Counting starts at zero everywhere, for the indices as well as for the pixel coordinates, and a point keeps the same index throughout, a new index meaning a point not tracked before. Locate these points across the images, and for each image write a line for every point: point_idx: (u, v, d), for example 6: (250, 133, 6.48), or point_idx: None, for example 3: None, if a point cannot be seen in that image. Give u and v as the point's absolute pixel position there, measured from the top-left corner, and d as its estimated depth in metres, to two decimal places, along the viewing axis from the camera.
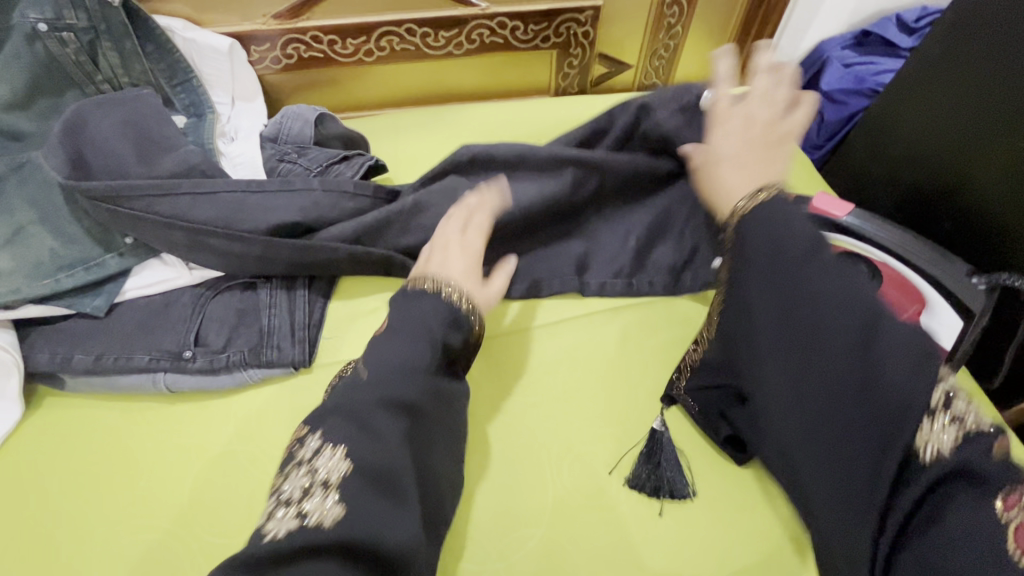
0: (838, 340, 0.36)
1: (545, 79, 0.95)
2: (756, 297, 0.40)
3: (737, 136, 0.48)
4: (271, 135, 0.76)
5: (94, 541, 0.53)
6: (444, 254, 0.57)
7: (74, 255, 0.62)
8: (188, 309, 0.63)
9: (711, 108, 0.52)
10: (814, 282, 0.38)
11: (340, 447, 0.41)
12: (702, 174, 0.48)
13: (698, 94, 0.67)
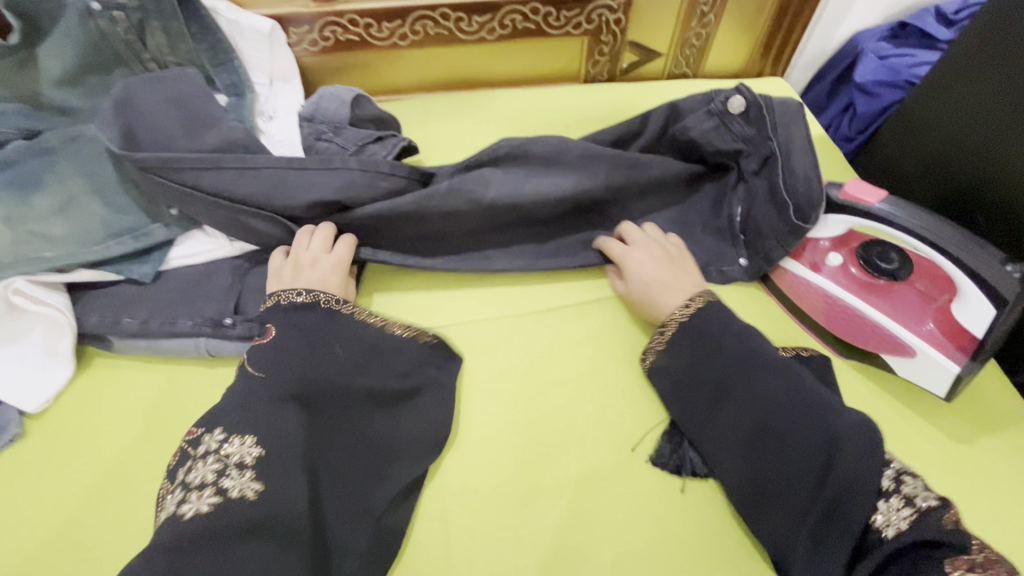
0: (801, 457, 0.51)
1: (574, 66, 0.96)
2: (727, 407, 0.55)
3: (650, 279, 0.64)
4: (308, 115, 0.77)
5: (137, 492, 0.56)
6: (309, 269, 0.62)
7: (122, 225, 0.65)
8: (230, 279, 0.66)
9: (626, 252, 0.66)
10: (771, 386, 0.54)
11: (246, 437, 0.49)
12: (645, 299, 0.64)
13: (727, 95, 0.69)
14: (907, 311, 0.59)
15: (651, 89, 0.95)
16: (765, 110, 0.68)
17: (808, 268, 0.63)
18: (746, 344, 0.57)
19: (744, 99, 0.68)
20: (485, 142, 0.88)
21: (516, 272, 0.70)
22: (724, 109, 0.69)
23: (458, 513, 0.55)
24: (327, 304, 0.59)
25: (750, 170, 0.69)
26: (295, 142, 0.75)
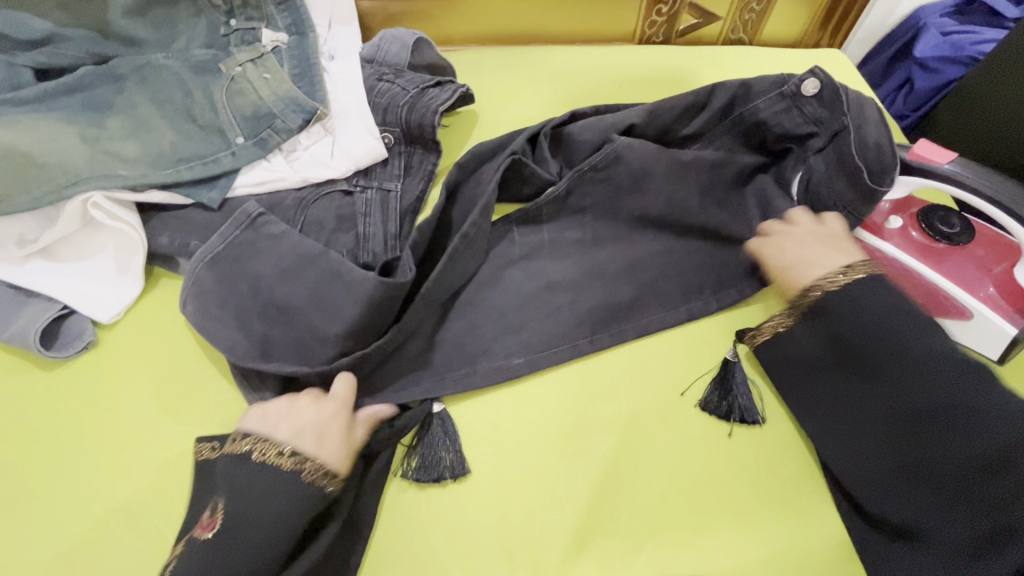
0: (965, 453, 0.46)
1: (631, 25, 0.95)
2: (876, 389, 0.51)
3: (797, 259, 0.58)
4: (370, 57, 0.78)
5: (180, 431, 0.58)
6: (296, 416, 0.52)
7: (191, 150, 0.67)
8: (293, 210, 0.67)
9: (778, 237, 0.62)
10: (945, 378, 0.48)
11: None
12: (784, 277, 0.57)
13: (801, 78, 0.69)
14: (966, 276, 0.60)
15: (708, 53, 0.94)
16: (839, 92, 0.67)
17: (872, 236, 0.64)
18: (914, 329, 0.50)
19: (819, 81, 0.68)
20: (539, 95, 0.88)
21: (574, 222, 0.70)
22: (797, 91, 0.69)
23: (510, 440, 0.57)
24: (307, 476, 0.49)
25: (814, 147, 0.70)
26: (357, 82, 0.75)
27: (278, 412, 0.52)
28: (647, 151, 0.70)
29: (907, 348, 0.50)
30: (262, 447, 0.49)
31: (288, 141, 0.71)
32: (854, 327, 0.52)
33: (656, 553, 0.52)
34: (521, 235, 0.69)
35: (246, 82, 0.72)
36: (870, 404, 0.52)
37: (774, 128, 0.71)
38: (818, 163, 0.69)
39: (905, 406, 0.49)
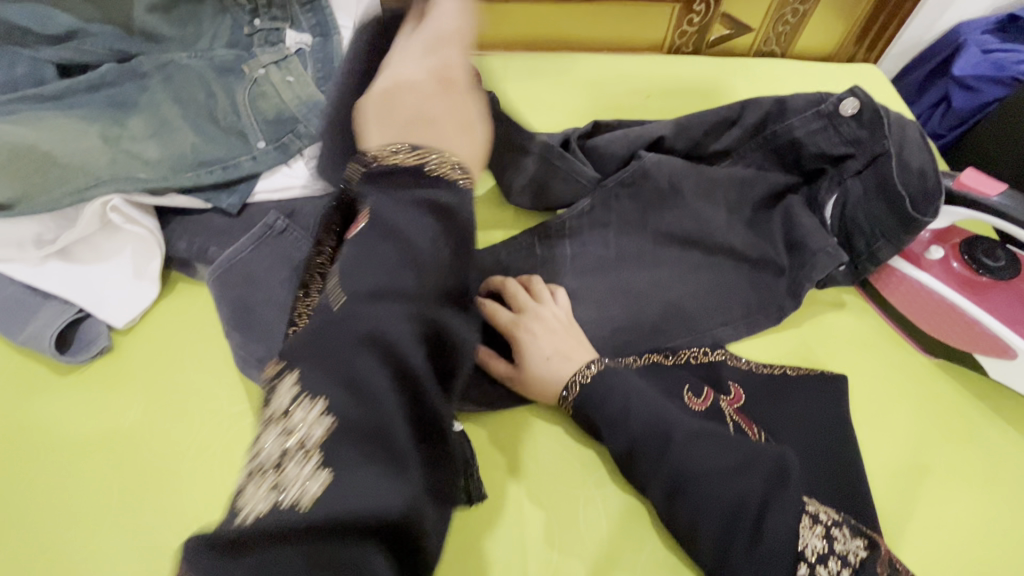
0: (713, 519, 0.47)
1: (661, 35, 0.93)
2: (648, 480, 0.51)
3: (551, 350, 0.56)
4: None
5: (191, 446, 0.57)
6: (404, 115, 0.39)
7: (212, 154, 0.66)
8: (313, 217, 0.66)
9: (514, 297, 0.60)
10: (651, 446, 0.50)
11: (319, 400, 0.28)
12: (527, 357, 0.56)
13: (839, 97, 0.66)
14: (1011, 312, 0.58)
15: (738, 65, 0.92)
16: (881, 113, 0.64)
17: (910, 266, 0.62)
18: (611, 401, 0.52)
19: (859, 101, 0.65)
20: (564, 104, 0.86)
21: (598, 238, 0.68)
22: (835, 110, 0.66)
23: (526, 466, 0.56)
24: (434, 167, 0.36)
25: (852, 170, 0.67)
26: None
27: (389, 97, 0.40)
28: (677, 167, 0.68)
29: (620, 425, 0.51)
30: (381, 145, 0.37)
31: (310, 147, 0.69)
32: (595, 417, 0.53)
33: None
34: (544, 250, 0.67)
35: (268, 84, 0.71)
36: (658, 500, 0.50)
37: (808, 148, 0.69)
38: (852, 185, 0.67)
39: (654, 488, 0.50)
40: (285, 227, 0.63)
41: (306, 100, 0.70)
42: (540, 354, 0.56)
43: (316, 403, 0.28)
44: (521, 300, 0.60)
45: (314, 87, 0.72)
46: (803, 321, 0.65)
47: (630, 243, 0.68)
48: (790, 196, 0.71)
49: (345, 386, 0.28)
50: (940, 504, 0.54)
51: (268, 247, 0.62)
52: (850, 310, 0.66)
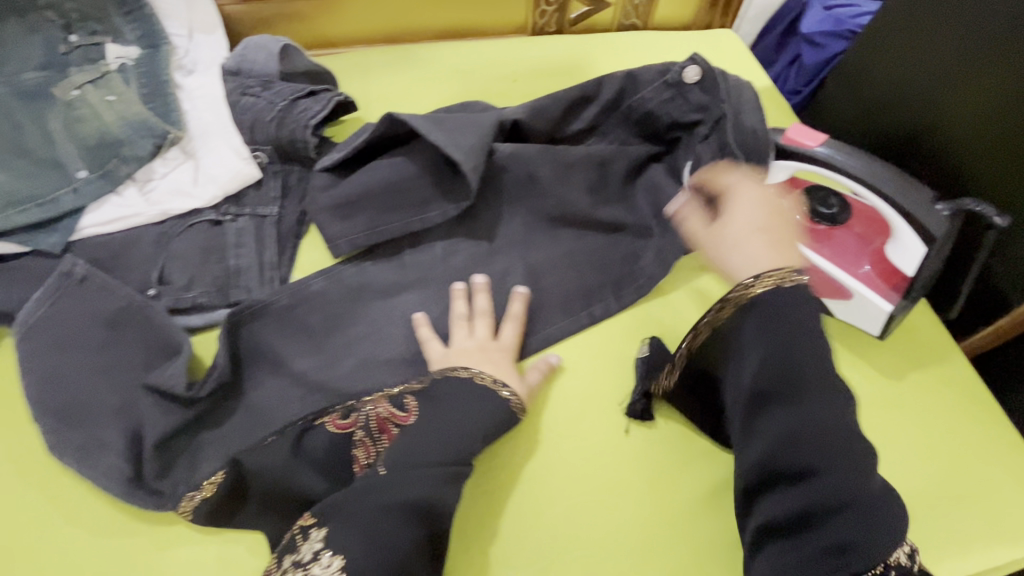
0: (822, 490, 0.44)
1: (522, 17, 0.92)
2: (752, 426, 0.48)
3: (765, 244, 0.52)
4: (233, 68, 0.71)
5: (30, 519, 0.51)
6: (484, 355, 0.58)
7: (23, 192, 0.59)
8: (153, 247, 0.61)
9: (736, 189, 0.58)
10: (803, 397, 0.46)
11: (339, 555, 0.45)
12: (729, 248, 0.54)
13: (682, 66, 0.69)
14: (844, 255, 0.62)
15: (601, 41, 0.92)
16: (720, 77, 0.67)
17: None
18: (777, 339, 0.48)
19: (700, 68, 0.68)
20: (430, 97, 0.84)
21: (467, 235, 0.67)
22: (680, 79, 0.69)
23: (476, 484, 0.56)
24: (484, 379, 0.55)
25: (700, 136, 0.69)
26: (218, 96, 0.69)
27: (452, 349, 0.59)
28: (533, 155, 0.67)
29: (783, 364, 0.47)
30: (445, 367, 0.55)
31: (141, 170, 0.64)
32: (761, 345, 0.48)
33: (647, 499, 0.56)
34: (412, 255, 0.65)
35: (86, 106, 0.64)
36: (765, 450, 0.46)
37: (662, 118, 0.70)
38: (700, 148, 0.68)
39: (764, 437, 0.47)
40: (85, 275, 0.57)
41: (131, 119, 0.64)
42: (747, 227, 0.54)
43: (335, 558, 0.44)
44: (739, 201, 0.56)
45: (136, 104, 0.65)
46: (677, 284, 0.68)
47: (502, 236, 0.67)
48: (654, 167, 0.72)
49: (368, 539, 0.45)
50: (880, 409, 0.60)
51: (73, 297, 0.56)
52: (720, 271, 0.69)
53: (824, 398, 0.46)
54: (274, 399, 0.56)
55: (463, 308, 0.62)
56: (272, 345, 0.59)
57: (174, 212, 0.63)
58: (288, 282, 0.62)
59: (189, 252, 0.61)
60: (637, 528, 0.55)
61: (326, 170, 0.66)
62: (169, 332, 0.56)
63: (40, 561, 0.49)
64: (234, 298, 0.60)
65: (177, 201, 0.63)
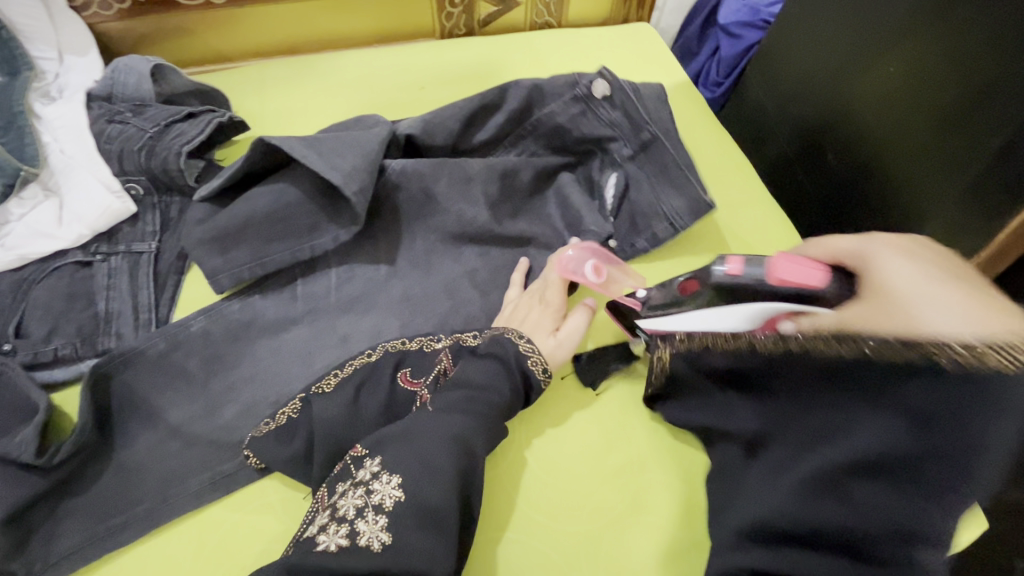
0: None
1: (428, 21, 0.88)
2: (868, 484, 0.41)
3: (962, 301, 0.41)
4: (104, 93, 0.66)
5: None
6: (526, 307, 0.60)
7: None
8: (10, 297, 0.56)
9: (871, 252, 0.45)
10: (928, 475, 0.39)
11: (395, 477, 0.45)
12: (916, 314, 0.41)
13: (591, 80, 0.66)
14: None
15: (512, 42, 0.89)
16: (628, 91, 0.66)
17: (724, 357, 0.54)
18: (929, 398, 0.40)
19: (607, 82, 0.66)
20: (331, 111, 0.79)
21: (363, 259, 0.63)
22: (588, 93, 0.67)
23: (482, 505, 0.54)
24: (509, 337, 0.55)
25: (623, 155, 0.67)
26: (81, 124, 0.63)
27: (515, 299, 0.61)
28: (428, 172, 0.64)
29: (931, 430, 0.39)
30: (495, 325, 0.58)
31: None
32: (908, 397, 0.41)
33: (608, 491, 0.55)
34: (304, 285, 0.62)
35: None
36: (861, 516, 0.40)
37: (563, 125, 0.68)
38: (626, 166, 0.67)
39: (858, 501, 0.40)
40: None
41: None
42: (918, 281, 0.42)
43: (394, 476, 0.45)
44: (890, 259, 0.44)
45: None
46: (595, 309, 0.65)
47: (402, 258, 0.64)
48: (562, 175, 0.70)
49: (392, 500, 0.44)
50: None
51: None
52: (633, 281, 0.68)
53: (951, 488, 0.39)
54: (148, 455, 0.52)
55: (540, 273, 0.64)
56: (145, 397, 0.54)
57: (34, 256, 0.58)
58: (167, 324, 0.58)
59: (51, 299, 0.56)
60: (597, 506, 0.54)
61: (205, 200, 0.62)
62: (21, 391, 0.51)
63: None
64: (103, 347, 0.56)
65: (37, 245, 0.58)
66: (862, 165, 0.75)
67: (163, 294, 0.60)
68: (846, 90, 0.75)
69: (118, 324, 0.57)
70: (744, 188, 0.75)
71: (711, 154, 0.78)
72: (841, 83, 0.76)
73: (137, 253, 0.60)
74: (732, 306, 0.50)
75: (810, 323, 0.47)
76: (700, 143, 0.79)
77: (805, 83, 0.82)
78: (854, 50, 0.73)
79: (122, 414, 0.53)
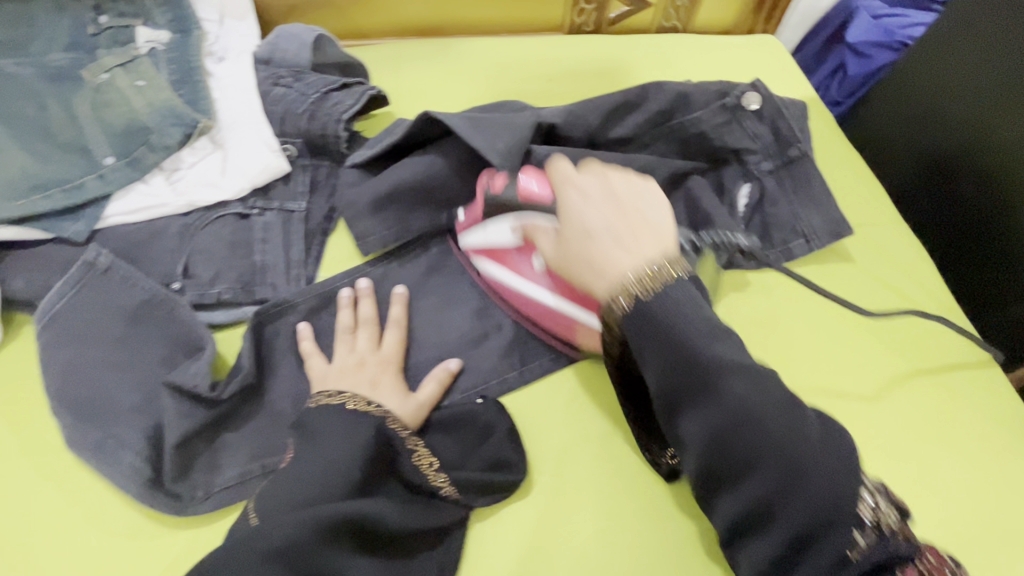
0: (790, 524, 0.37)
1: (559, 15, 0.89)
2: (696, 433, 0.40)
3: (596, 249, 0.46)
4: (265, 57, 0.69)
5: (35, 520, 0.49)
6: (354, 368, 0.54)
7: (51, 175, 0.58)
8: (176, 241, 0.59)
9: (564, 188, 0.50)
10: (762, 470, 0.38)
11: None
12: (582, 263, 0.46)
13: (742, 91, 0.68)
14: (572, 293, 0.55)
15: (640, 42, 0.89)
16: (779, 109, 0.67)
17: (511, 271, 0.59)
18: (691, 408, 0.40)
19: (761, 95, 0.67)
20: (462, 94, 0.81)
21: None
22: (739, 104, 0.68)
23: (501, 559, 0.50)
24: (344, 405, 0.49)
25: (761, 169, 0.69)
26: (249, 86, 0.67)
27: (331, 366, 0.54)
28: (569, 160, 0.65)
29: (725, 439, 0.39)
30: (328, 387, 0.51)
31: (168, 158, 0.62)
32: (701, 428, 0.39)
33: (633, 533, 0.51)
34: (441, 258, 0.64)
35: (114, 91, 0.62)
36: (724, 480, 0.39)
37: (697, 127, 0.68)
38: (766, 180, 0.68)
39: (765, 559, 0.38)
40: (109, 265, 0.55)
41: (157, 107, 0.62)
42: (594, 219, 0.47)
43: None
44: (567, 205, 0.48)
45: (165, 91, 0.63)
46: (559, 384, 0.58)
47: None
48: (691, 178, 0.69)
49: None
50: (878, 409, 0.59)
51: (95, 290, 0.55)
52: (754, 289, 0.66)
53: (783, 464, 0.38)
54: (296, 403, 0.55)
55: (346, 317, 0.57)
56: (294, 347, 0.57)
57: (199, 203, 0.61)
58: (315, 282, 0.61)
59: (213, 246, 0.59)
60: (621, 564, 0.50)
61: (356, 166, 0.65)
62: (189, 326, 0.54)
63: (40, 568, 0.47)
64: (259, 296, 0.59)
65: (202, 193, 0.61)
66: (990, 207, 0.72)
67: (312, 252, 0.63)
68: (990, 129, 0.73)
69: (272, 276, 0.59)
70: (875, 211, 0.74)
71: (839, 171, 0.77)
72: (986, 121, 0.73)
73: (289, 211, 0.63)
74: (495, 219, 0.57)
75: (532, 229, 0.53)
76: (828, 159, 0.78)
77: (938, 111, 0.80)
78: (1007, 89, 0.71)
79: (273, 362, 0.56)
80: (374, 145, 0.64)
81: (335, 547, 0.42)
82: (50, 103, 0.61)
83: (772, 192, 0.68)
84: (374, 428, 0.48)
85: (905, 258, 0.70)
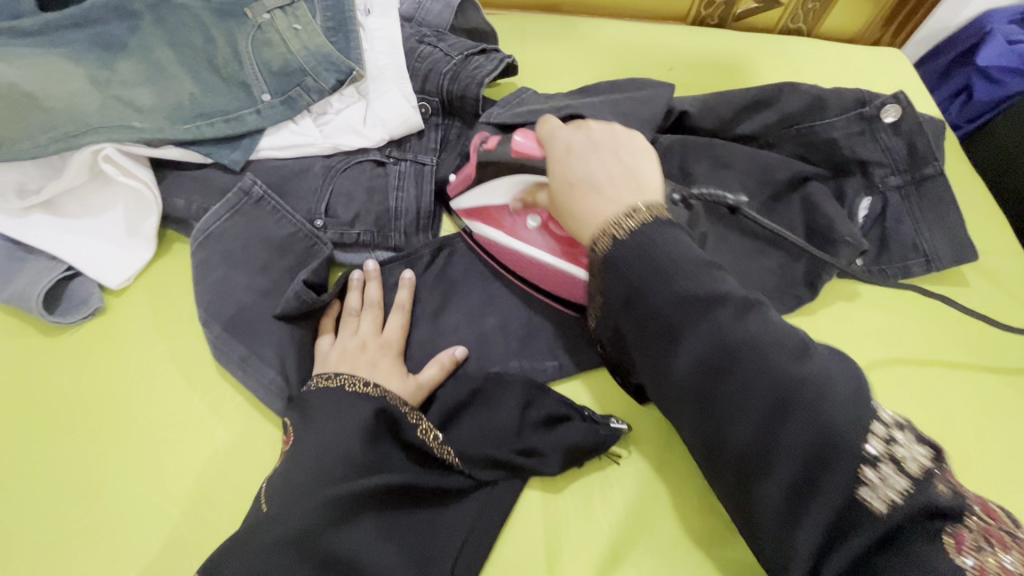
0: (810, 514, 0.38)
1: (686, 6, 0.89)
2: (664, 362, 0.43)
3: (585, 184, 0.46)
4: (408, 15, 0.71)
5: (177, 418, 0.54)
6: (354, 350, 0.54)
7: (214, 106, 0.62)
8: (321, 179, 0.62)
9: (554, 140, 0.50)
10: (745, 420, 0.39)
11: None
12: (572, 216, 0.46)
13: (882, 102, 0.67)
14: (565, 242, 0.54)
15: (764, 41, 0.88)
16: (918, 124, 0.66)
17: (505, 233, 0.58)
18: (681, 346, 0.41)
19: (900, 108, 0.66)
20: (585, 73, 0.82)
21: None
22: (876, 115, 0.67)
23: (576, 543, 0.51)
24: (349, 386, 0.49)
25: (887, 183, 0.68)
26: (395, 40, 0.68)
27: (335, 347, 0.55)
28: (692, 151, 0.69)
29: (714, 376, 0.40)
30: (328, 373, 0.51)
31: (318, 102, 0.65)
32: (689, 358, 0.41)
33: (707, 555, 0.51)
34: None
35: (273, 31, 0.64)
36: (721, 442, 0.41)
37: (824, 134, 0.68)
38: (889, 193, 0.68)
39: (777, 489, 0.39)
40: (262, 195, 0.59)
41: (310, 50, 0.64)
42: (585, 170, 0.46)
43: None
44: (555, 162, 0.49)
45: (318, 37, 0.65)
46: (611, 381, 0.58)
47: None
48: (811, 183, 0.68)
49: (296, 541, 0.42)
50: (992, 442, 0.59)
51: (247, 216, 0.58)
52: (863, 301, 0.66)
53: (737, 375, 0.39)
54: (420, 347, 0.59)
55: (354, 299, 0.57)
56: (420, 295, 0.61)
57: (342, 149, 0.64)
58: (441, 237, 0.64)
59: (352, 192, 0.62)
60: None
61: (491, 126, 0.66)
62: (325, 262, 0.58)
63: (179, 461, 0.52)
64: (392, 243, 0.62)
65: (345, 140, 0.64)
66: None
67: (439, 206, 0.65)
68: None
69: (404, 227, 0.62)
70: (995, 240, 0.72)
71: (965, 194, 0.74)
72: None
73: (422, 165, 0.65)
74: (495, 181, 0.56)
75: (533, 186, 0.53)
76: (953, 180, 0.76)
77: None
78: None
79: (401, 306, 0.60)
80: (512, 114, 0.65)
81: (352, 527, 0.45)
82: (209, 32, 0.62)
83: (895, 206, 0.67)
84: (378, 408, 0.48)
85: (1022, 291, 0.69)
